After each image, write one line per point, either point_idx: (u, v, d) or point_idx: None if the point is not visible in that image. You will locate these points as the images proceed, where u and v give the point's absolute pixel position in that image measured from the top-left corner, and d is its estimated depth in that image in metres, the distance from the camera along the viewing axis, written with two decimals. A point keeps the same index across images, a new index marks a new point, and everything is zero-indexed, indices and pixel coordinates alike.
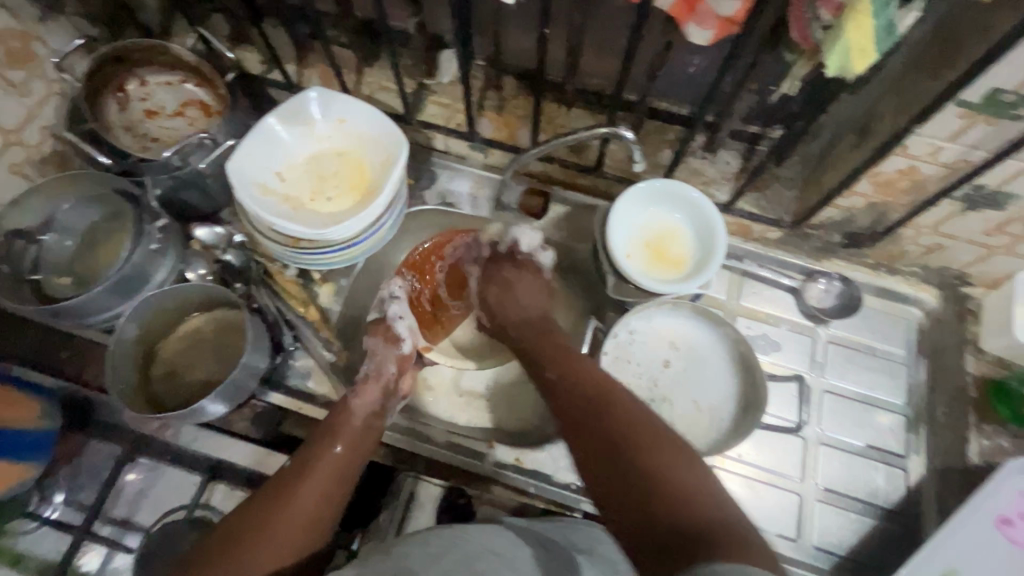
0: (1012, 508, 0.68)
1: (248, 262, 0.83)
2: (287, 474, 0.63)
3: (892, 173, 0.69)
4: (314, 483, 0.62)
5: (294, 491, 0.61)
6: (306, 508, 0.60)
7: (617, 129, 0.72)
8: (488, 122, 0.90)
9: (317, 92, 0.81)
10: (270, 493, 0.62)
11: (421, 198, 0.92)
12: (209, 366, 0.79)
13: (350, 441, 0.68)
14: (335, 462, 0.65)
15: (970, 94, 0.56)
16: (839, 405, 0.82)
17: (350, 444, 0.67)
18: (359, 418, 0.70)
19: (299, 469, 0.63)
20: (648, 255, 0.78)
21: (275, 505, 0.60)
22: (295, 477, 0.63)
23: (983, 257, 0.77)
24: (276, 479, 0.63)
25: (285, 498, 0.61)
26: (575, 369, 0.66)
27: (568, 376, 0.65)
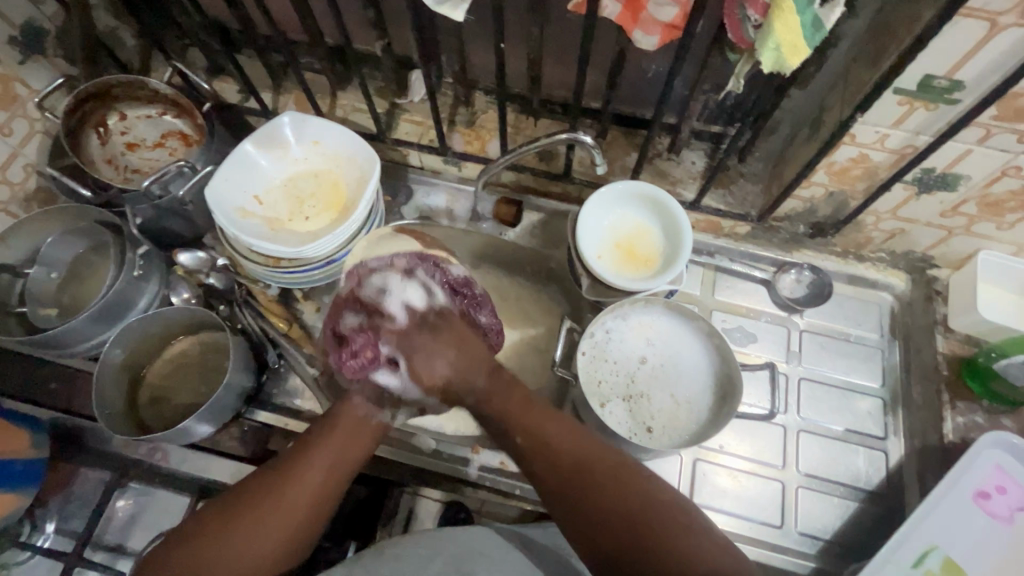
0: (988, 482, 0.69)
1: (232, 285, 0.84)
2: (265, 481, 0.59)
3: (846, 162, 0.71)
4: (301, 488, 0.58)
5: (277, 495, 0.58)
6: (291, 514, 0.57)
7: (578, 134, 0.75)
8: (460, 137, 0.93)
9: (289, 117, 0.83)
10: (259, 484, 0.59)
11: (399, 213, 0.96)
12: (194, 388, 0.80)
13: (352, 430, 0.63)
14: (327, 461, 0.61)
15: (906, 82, 0.59)
16: (816, 391, 0.83)
17: (350, 433, 0.63)
18: (361, 408, 0.65)
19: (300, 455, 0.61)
20: (618, 255, 0.80)
21: (261, 502, 0.57)
22: (279, 480, 0.59)
23: (943, 239, 0.79)
24: (251, 483, 0.59)
25: (274, 498, 0.58)
26: (552, 431, 0.61)
27: (547, 449, 0.60)
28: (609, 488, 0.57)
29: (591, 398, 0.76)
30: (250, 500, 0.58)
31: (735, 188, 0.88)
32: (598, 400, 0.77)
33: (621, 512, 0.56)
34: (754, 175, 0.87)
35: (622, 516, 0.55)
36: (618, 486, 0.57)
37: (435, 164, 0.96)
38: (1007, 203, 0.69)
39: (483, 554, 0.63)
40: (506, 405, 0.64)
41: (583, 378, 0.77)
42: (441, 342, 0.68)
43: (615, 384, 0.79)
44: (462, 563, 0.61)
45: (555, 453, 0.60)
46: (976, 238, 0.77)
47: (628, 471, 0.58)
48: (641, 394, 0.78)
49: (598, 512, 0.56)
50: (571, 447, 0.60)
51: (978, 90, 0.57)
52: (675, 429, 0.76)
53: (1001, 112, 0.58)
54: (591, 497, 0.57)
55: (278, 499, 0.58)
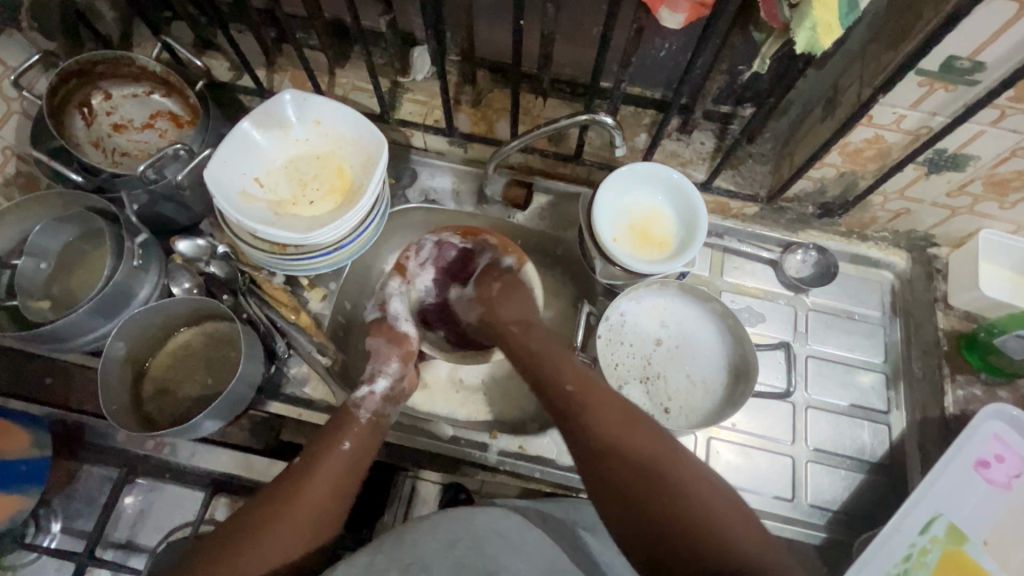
0: (987, 451, 0.73)
1: (234, 273, 0.82)
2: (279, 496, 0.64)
3: (860, 143, 0.72)
4: (314, 488, 0.65)
5: (295, 505, 0.64)
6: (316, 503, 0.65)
7: (596, 115, 0.74)
8: (466, 117, 0.91)
9: (291, 94, 0.80)
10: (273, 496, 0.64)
11: (404, 196, 0.94)
12: (201, 380, 0.78)
13: (358, 438, 0.70)
14: (339, 467, 0.68)
15: (928, 62, 0.59)
16: (822, 368, 0.85)
17: (358, 440, 0.70)
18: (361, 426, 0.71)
19: (310, 465, 0.67)
20: (633, 238, 0.80)
21: (281, 512, 0.63)
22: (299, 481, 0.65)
23: (946, 217, 0.81)
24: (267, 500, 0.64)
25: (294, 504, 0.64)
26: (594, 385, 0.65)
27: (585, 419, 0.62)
28: (646, 455, 0.58)
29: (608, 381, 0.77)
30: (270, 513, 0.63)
31: (743, 168, 0.88)
32: (615, 382, 0.78)
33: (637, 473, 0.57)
34: (762, 155, 0.88)
35: (624, 462, 0.58)
36: (645, 441, 0.59)
37: (441, 146, 0.94)
38: (1012, 183, 0.71)
39: (501, 535, 0.63)
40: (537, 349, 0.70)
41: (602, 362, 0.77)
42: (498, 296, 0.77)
43: (632, 365, 0.79)
44: (487, 549, 0.60)
45: (604, 432, 0.60)
46: (978, 216, 0.79)
47: (666, 442, 0.60)
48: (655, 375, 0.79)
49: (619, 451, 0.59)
50: (614, 419, 0.61)
51: (997, 71, 0.58)
52: (688, 408, 0.77)
53: (1019, 93, 0.59)
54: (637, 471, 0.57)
55: (295, 504, 0.64)
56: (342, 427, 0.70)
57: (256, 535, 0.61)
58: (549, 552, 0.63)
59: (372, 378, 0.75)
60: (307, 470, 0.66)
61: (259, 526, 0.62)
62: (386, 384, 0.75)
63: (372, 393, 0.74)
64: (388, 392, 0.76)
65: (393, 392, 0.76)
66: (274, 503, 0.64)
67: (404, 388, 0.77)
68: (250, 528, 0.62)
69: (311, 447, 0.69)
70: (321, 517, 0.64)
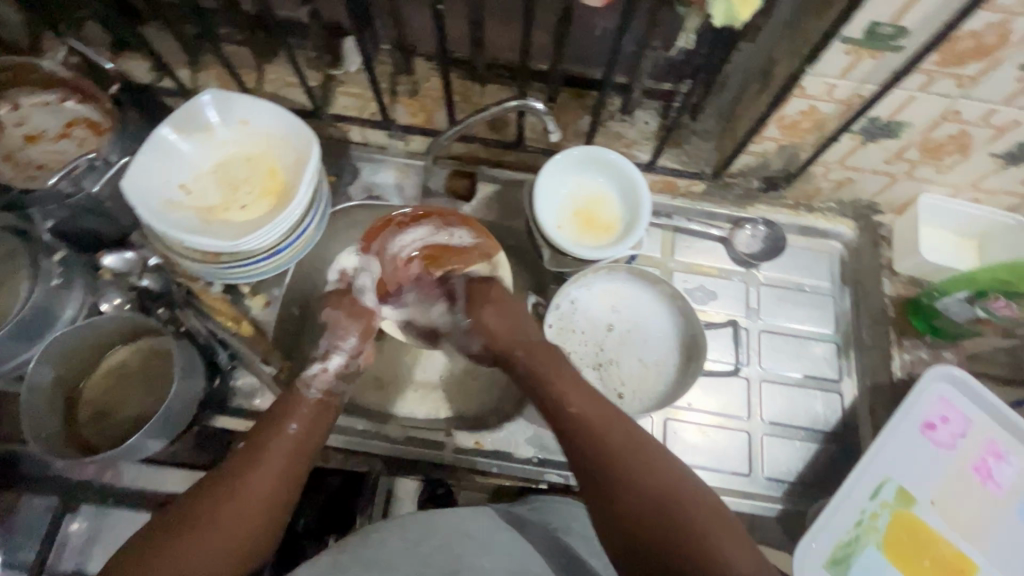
0: (934, 413, 0.74)
1: (169, 286, 0.78)
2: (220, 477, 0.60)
3: (795, 115, 0.71)
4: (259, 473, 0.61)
5: (238, 489, 0.59)
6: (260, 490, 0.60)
7: (527, 101, 0.72)
8: (404, 108, 0.88)
9: (211, 95, 0.76)
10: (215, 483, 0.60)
11: (346, 194, 0.91)
12: (140, 400, 0.75)
13: (305, 421, 0.67)
14: (286, 451, 0.64)
15: (853, 30, 0.58)
16: (775, 342, 0.86)
17: (305, 424, 0.67)
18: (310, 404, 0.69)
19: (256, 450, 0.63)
20: (578, 223, 0.78)
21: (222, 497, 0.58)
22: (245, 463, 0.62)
23: (887, 185, 0.82)
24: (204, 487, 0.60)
25: (233, 489, 0.59)
26: (596, 412, 0.63)
27: (592, 437, 0.61)
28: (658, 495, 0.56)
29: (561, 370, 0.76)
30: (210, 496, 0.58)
31: (688, 146, 0.87)
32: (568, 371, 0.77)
33: (637, 509, 0.56)
34: (707, 131, 0.87)
35: (631, 498, 0.57)
36: (650, 467, 0.58)
37: (380, 139, 0.91)
38: (945, 147, 0.72)
39: (474, 537, 0.62)
40: (543, 370, 0.69)
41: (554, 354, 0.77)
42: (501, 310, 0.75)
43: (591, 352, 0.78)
44: (455, 549, 0.60)
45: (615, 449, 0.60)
46: (917, 182, 0.80)
47: (671, 474, 0.58)
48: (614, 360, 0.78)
49: (623, 484, 0.58)
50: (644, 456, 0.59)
51: (920, 36, 0.57)
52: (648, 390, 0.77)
53: (943, 57, 0.59)
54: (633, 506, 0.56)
55: (239, 490, 0.59)
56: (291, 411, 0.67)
57: (192, 521, 0.56)
58: (513, 554, 0.61)
59: (326, 356, 0.73)
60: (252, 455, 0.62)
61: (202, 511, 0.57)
62: (342, 360, 0.73)
63: (326, 371, 0.71)
64: (343, 370, 0.73)
65: (349, 370, 0.74)
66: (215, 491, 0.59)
67: (361, 365, 0.75)
68: (184, 518, 0.57)
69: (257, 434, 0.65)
70: (268, 501, 0.60)
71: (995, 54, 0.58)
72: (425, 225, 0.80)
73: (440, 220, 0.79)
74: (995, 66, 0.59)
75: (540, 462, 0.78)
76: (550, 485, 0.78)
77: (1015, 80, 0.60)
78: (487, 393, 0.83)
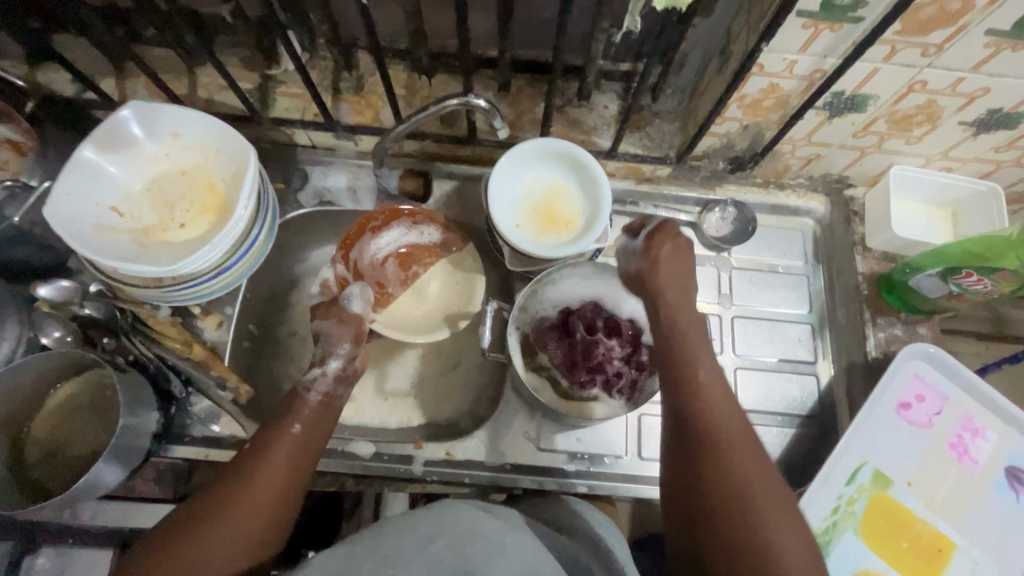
0: (908, 393, 0.73)
1: (113, 313, 0.73)
2: (230, 478, 0.59)
3: (756, 94, 0.67)
4: (271, 470, 0.60)
5: (243, 495, 0.58)
6: (271, 489, 0.59)
7: (468, 98, 0.68)
8: (349, 106, 0.83)
9: (133, 107, 0.70)
10: (218, 490, 0.58)
11: (296, 201, 0.86)
12: (91, 437, 0.72)
13: (309, 421, 0.65)
14: (290, 451, 0.62)
15: (809, 3, 0.54)
16: (749, 327, 0.84)
17: (309, 423, 0.65)
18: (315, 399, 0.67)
19: (258, 454, 0.61)
20: (538, 221, 0.75)
21: (224, 504, 0.57)
22: (255, 458, 0.60)
23: (857, 158, 0.79)
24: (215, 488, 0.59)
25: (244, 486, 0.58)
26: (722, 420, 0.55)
27: (714, 454, 0.54)
28: (775, 542, 0.50)
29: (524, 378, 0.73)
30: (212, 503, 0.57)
31: (650, 129, 0.83)
32: (534, 376, 0.74)
33: (732, 533, 0.51)
34: (669, 113, 0.83)
35: (726, 520, 0.52)
36: (762, 501, 0.52)
37: (328, 141, 0.86)
38: (914, 117, 0.68)
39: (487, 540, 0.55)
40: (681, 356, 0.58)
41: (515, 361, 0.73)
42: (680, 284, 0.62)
43: (558, 354, 0.73)
44: (468, 553, 0.53)
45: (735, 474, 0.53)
46: (886, 154, 0.77)
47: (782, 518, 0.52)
48: (585, 361, 0.72)
49: (726, 505, 0.52)
50: (769, 494, 0.52)
51: (880, 6, 0.53)
52: (624, 390, 0.71)
53: (905, 26, 0.55)
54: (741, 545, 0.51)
55: (251, 487, 0.58)
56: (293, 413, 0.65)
57: (199, 526, 0.56)
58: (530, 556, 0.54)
59: (322, 360, 0.71)
60: (255, 459, 0.60)
61: (208, 518, 0.56)
62: (338, 365, 0.71)
63: (325, 371, 0.70)
64: (340, 373, 0.72)
65: (347, 374, 0.72)
66: (221, 492, 0.58)
67: (357, 369, 0.73)
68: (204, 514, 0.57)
69: (259, 435, 0.63)
70: (271, 503, 0.59)
71: (959, 20, 0.54)
72: (395, 227, 0.85)
73: (410, 220, 0.84)
74: (960, 32, 0.55)
75: (513, 468, 0.76)
76: (526, 491, 0.76)
77: (982, 46, 0.57)
78: (452, 394, 0.86)
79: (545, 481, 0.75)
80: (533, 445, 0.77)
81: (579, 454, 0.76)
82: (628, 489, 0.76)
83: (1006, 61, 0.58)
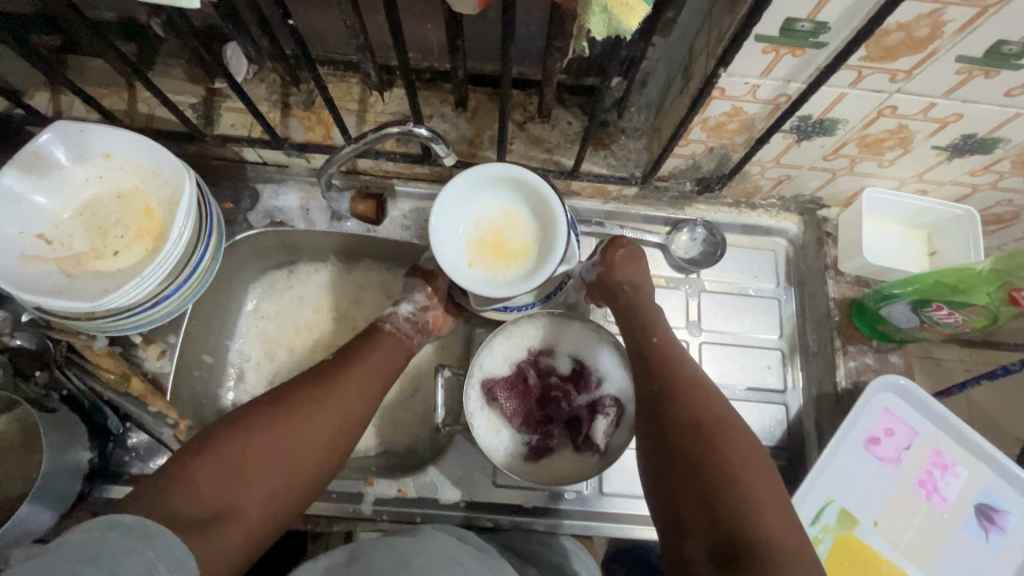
0: (877, 427, 0.70)
1: (44, 343, 0.69)
2: (291, 392, 0.60)
3: (720, 117, 0.64)
4: (333, 395, 0.61)
5: (290, 416, 0.58)
6: (329, 414, 0.59)
7: (409, 126, 0.64)
8: (299, 123, 0.78)
9: (56, 129, 0.66)
10: (278, 401, 0.59)
11: (244, 223, 0.81)
12: (18, 478, 0.68)
13: (378, 356, 0.66)
14: (347, 390, 0.62)
15: (767, 28, 0.50)
16: (718, 354, 0.80)
17: (379, 358, 0.66)
18: (389, 342, 0.68)
19: (323, 380, 0.62)
20: (497, 255, 0.69)
21: (271, 418, 0.57)
22: (319, 383, 0.61)
23: (828, 180, 0.76)
24: (276, 397, 0.60)
25: (300, 405, 0.59)
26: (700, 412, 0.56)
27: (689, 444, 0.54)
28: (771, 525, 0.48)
29: (482, 435, 0.69)
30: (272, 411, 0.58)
31: (616, 147, 0.79)
32: (492, 433, 0.70)
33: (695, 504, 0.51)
34: (635, 130, 0.79)
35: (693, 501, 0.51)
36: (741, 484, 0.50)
37: (278, 158, 0.82)
38: (886, 141, 0.65)
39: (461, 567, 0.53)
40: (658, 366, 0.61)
41: (473, 421, 0.69)
42: (648, 310, 0.67)
43: (511, 407, 0.71)
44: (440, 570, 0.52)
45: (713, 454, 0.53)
46: (859, 177, 0.74)
47: (757, 501, 0.50)
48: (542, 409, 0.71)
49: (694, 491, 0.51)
50: (765, 481, 0.51)
51: (843, 32, 0.50)
52: (583, 439, 0.70)
53: (870, 52, 0.52)
54: (726, 509, 0.49)
55: (304, 410, 0.59)
56: (371, 346, 0.67)
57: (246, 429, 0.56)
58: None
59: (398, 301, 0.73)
60: (310, 390, 0.61)
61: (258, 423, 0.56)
62: (411, 309, 0.72)
63: (396, 312, 0.71)
64: (412, 317, 0.71)
65: (417, 321, 0.72)
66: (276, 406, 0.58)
67: (428, 323, 0.73)
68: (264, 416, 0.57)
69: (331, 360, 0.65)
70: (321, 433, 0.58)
71: (928, 47, 0.51)
72: None
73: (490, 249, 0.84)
74: (929, 59, 0.52)
75: (468, 506, 0.73)
76: (480, 529, 0.73)
77: (954, 73, 0.53)
78: (410, 423, 0.82)
79: (500, 519, 0.73)
80: (489, 482, 0.74)
81: (538, 491, 0.73)
82: (588, 527, 0.73)
83: (978, 88, 0.55)
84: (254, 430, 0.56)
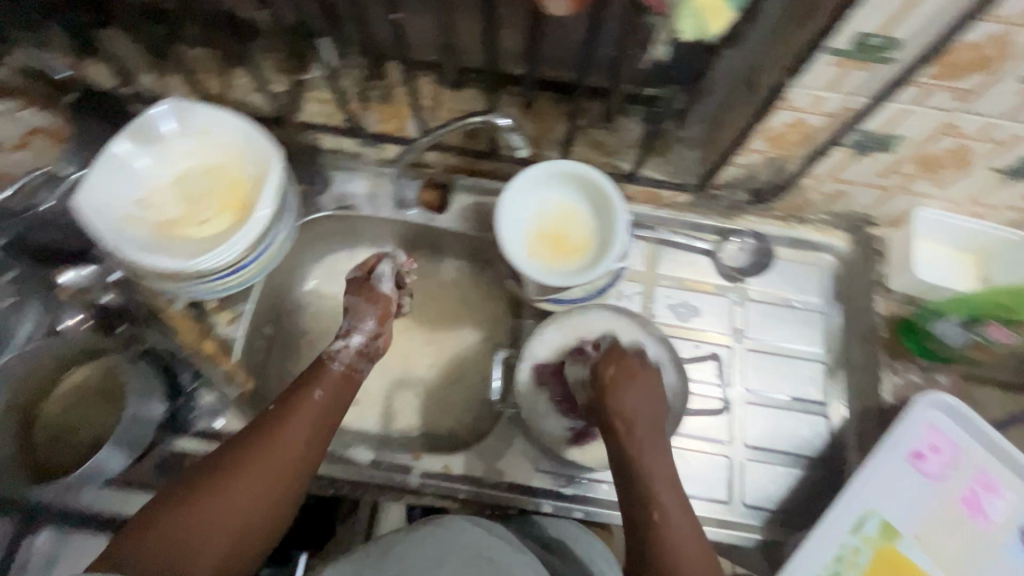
0: (923, 443, 0.70)
1: (131, 301, 0.77)
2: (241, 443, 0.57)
3: (782, 127, 0.67)
4: (286, 444, 0.57)
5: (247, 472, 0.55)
6: (283, 461, 0.56)
7: (494, 112, 0.70)
8: (375, 115, 0.84)
9: (167, 104, 0.73)
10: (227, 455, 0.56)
11: (316, 205, 0.87)
12: (99, 421, 0.75)
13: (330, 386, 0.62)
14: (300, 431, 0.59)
15: (839, 41, 0.54)
16: (761, 362, 0.82)
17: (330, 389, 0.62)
18: (340, 366, 0.64)
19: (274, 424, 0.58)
20: (556, 247, 0.73)
21: (224, 479, 0.54)
22: (268, 429, 0.58)
23: (882, 198, 0.78)
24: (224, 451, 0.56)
25: (252, 459, 0.55)
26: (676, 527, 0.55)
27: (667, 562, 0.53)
28: None
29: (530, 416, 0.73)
30: (210, 475, 0.54)
31: (673, 155, 0.83)
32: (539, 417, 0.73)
33: None
34: (692, 140, 0.82)
35: None
36: None
37: (352, 147, 0.88)
38: (944, 161, 0.67)
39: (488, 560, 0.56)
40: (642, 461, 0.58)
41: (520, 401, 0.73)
42: (643, 383, 0.62)
43: (559, 391, 0.74)
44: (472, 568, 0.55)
45: None
46: (913, 196, 0.76)
47: None
48: None
49: None
50: None
51: (913, 48, 0.53)
52: None
53: (938, 69, 0.54)
54: None
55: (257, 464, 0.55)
56: (316, 378, 0.62)
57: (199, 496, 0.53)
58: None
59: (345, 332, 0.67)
60: (260, 440, 0.57)
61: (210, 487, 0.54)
62: (360, 341, 0.67)
63: (347, 345, 0.66)
64: (361, 349, 0.67)
65: (366, 351, 0.67)
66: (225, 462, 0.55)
67: (379, 347, 0.69)
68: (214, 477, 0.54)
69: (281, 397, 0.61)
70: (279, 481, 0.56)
71: (995, 66, 0.53)
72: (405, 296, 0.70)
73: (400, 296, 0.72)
74: (996, 78, 0.54)
75: (511, 487, 0.75)
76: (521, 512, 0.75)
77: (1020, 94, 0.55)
78: (455, 407, 0.85)
79: (541, 503, 0.75)
80: (533, 466, 0.76)
81: (579, 479, 0.76)
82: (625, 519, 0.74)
83: None
84: (206, 499, 0.53)
